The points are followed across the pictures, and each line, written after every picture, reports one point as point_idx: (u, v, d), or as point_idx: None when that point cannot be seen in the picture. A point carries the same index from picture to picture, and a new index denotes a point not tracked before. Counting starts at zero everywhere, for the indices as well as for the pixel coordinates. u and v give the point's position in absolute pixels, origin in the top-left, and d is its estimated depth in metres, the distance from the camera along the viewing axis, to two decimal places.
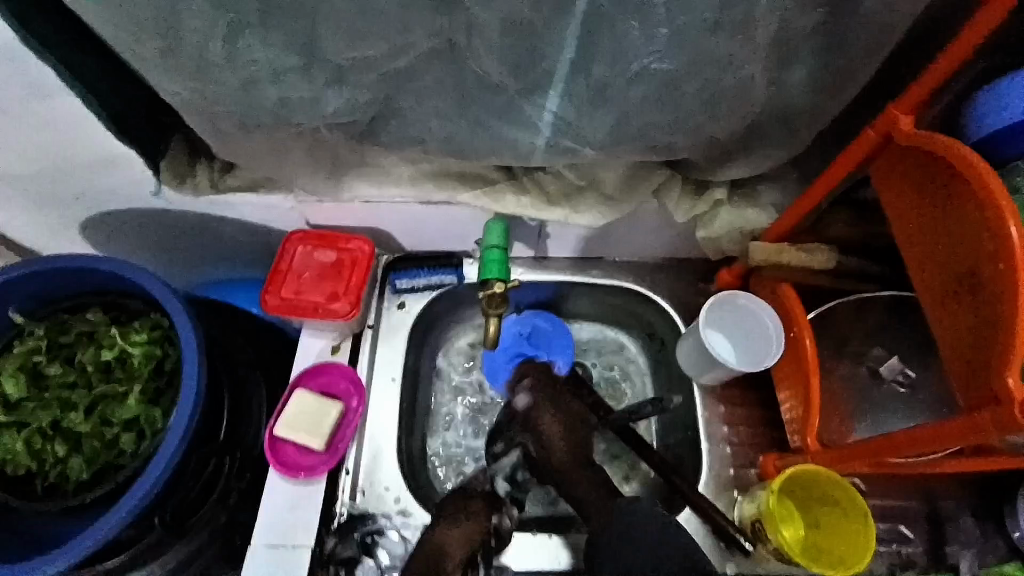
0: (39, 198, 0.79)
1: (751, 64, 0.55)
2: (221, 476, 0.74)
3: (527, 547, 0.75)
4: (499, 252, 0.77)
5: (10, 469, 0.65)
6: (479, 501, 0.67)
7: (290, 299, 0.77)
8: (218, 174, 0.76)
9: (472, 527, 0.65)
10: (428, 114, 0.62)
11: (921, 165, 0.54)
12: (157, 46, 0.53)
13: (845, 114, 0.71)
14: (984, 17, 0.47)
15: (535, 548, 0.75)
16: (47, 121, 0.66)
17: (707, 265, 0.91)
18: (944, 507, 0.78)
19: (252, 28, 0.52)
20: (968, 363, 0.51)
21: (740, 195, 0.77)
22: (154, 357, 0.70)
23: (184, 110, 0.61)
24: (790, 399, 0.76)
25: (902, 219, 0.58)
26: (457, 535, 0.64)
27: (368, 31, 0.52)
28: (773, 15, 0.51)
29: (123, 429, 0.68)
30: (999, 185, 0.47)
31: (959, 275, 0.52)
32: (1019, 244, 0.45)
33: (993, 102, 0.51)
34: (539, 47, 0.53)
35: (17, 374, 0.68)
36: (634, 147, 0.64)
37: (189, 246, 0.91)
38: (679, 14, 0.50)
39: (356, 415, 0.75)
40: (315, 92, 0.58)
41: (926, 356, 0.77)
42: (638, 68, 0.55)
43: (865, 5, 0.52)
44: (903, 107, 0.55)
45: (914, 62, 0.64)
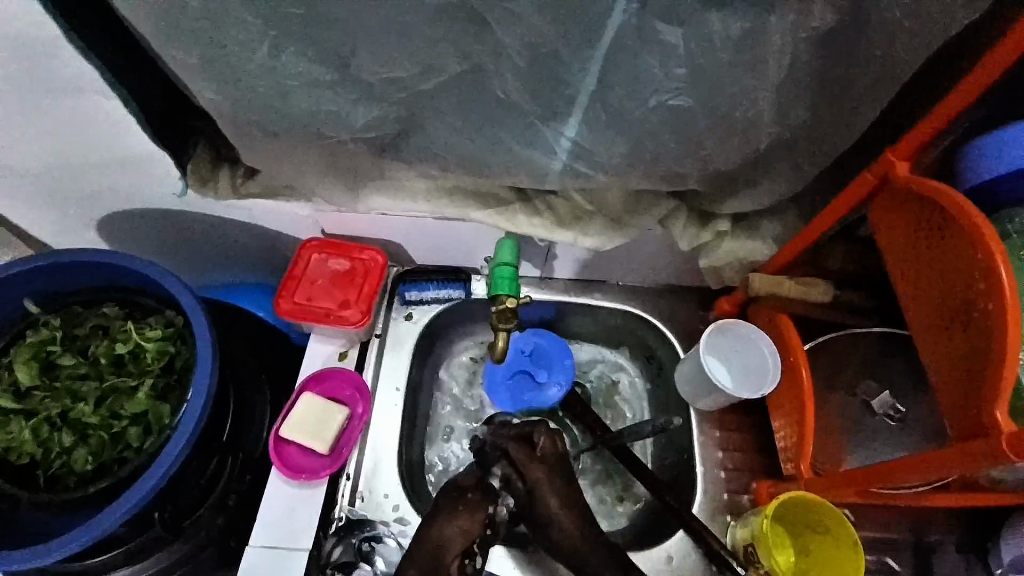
0: (57, 193, 0.80)
1: (761, 104, 0.59)
2: (222, 478, 0.75)
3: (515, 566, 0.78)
4: (510, 269, 0.79)
5: (14, 458, 0.66)
6: (473, 496, 0.67)
7: (302, 305, 0.79)
8: (241, 180, 0.77)
9: (466, 521, 0.65)
10: (453, 133, 0.65)
11: (916, 208, 0.58)
12: (203, 55, 0.56)
13: (845, 155, 0.75)
14: (980, 74, 0.51)
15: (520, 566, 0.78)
16: (80, 118, 0.67)
17: (708, 293, 0.94)
18: (930, 540, 0.80)
19: (296, 44, 0.55)
20: (959, 396, 0.53)
21: (743, 227, 0.80)
22: (167, 354, 0.70)
23: (220, 116, 0.63)
24: (784, 427, 0.78)
25: (898, 257, 0.61)
26: (456, 530, 0.65)
27: (404, 52, 0.56)
28: (783, 61, 0.55)
29: (130, 423, 0.68)
30: (990, 230, 0.50)
31: (950, 313, 0.55)
32: (1008, 285, 0.48)
33: (992, 150, 0.54)
34: (564, 77, 0.57)
35: (30, 363, 0.69)
36: (646, 175, 0.68)
37: (202, 249, 0.92)
38: (697, 54, 0.54)
39: (360, 421, 0.77)
40: (348, 106, 0.61)
41: (915, 390, 0.80)
42: (654, 104, 0.59)
43: (867, 56, 0.56)
44: (900, 152, 0.59)
45: (909, 111, 0.69)
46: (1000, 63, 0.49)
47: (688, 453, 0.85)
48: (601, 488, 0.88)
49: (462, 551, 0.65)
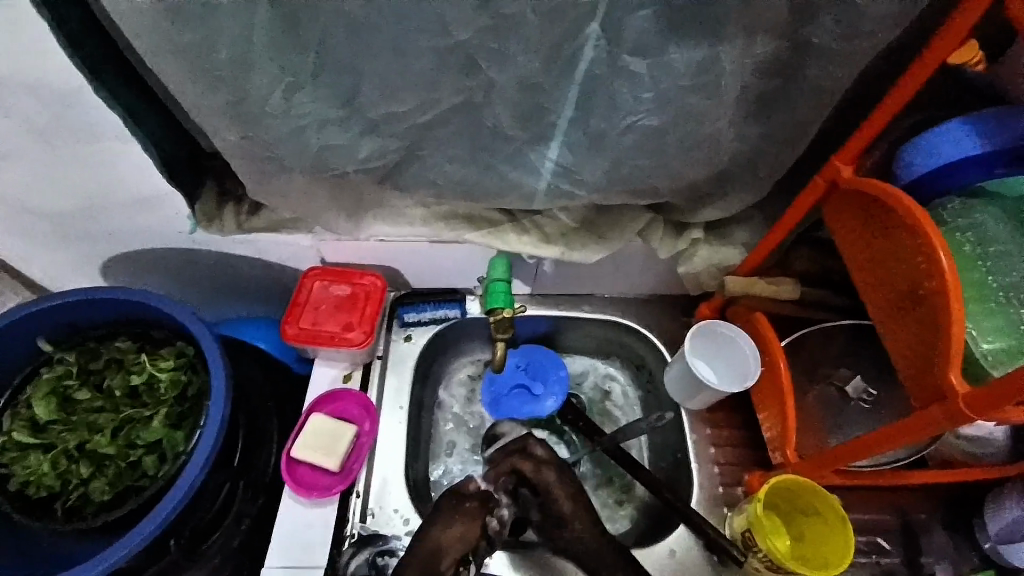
0: (68, 235, 0.84)
1: (722, 121, 0.66)
2: (235, 502, 0.76)
3: (512, 565, 0.81)
4: (504, 284, 0.86)
5: (31, 491, 0.69)
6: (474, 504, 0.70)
7: (308, 329, 0.83)
8: (245, 215, 0.82)
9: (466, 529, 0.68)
10: (446, 160, 0.71)
11: (863, 203, 0.65)
12: (222, 99, 0.62)
13: (800, 164, 0.83)
14: (901, 88, 0.59)
15: (519, 564, 0.81)
16: (96, 163, 0.72)
17: (688, 299, 1.00)
18: (917, 520, 0.83)
19: (305, 87, 0.61)
20: (919, 368, 0.59)
21: (716, 234, 0.87)
22: (180, 383, 0.74)
23: (231, 153, 0.69)
24: (768, 419, 0.82)
25: (853, 249, 0.67)
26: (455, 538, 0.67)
27: (403, 88, 0.62)
28: (736, 82, 0.63)
29: (146, 452, 0.72)
30: (925, 216, 0.56)
31: (901, 294, 0.61)
32: (946, 263, 0.54)
33: (921, 151, 0.62)
34: (545, 104, 0.64)
35: (49, 398, 0.73)
36: (624, 189, 0.74)
37: (205, 283, 0.96)
38: (662, 80, 0.61)
39: (368, 437, 0.81)
40: (351, 140, 0.67)
41: (885, 376, 0.86)
42: (628, 124, 0.65)
43: (810, 75, 0.65)
44: (844, 157, 0.67)
45: (851, 123, 0.77)
46: (922, 73, 0.57)
47: (683, 451, 0.89)
48: (604, 492, 0.91)
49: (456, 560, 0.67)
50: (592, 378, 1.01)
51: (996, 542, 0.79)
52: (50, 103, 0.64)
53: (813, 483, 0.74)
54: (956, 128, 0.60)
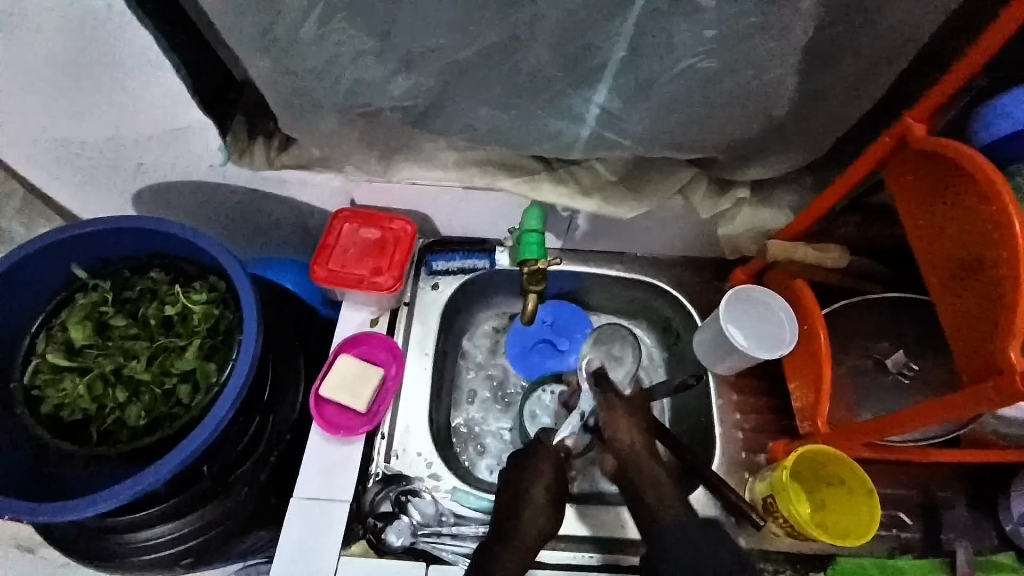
0: (99, 164, 0.83)
1: (786, 69, 0.61)
2: (264, 434, 0.78)
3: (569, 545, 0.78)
4: (537, 236, 0.83)
5: (66, 413, 0.71)
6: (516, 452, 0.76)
7: (336, 271, 0.82)
8: (275, 152, 0.80)
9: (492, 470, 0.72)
10: (484, 103, 0.68)
11: (932, 168, 0.60)
12: (255, 24, 0.59)
13: (860, 124, 0.77)
14: (999, 26, 0.53)
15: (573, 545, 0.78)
16: (124, 88, 0.70)
17: (723, 263, 0.97)
18: (942, 497, 0.82)
19: (341, 13, 0.58)
20: (974, 344, 0.56)
21: (760, 196, 0.83)
22: (211, 317, 0.75)
23: (262, 82, 0.66)
24: (799, 389, 0.80)
25: (914, 217, 0.64)
26: None
27: (447, 19, 0.58)
28: (806, 25, 0.57)
29: (180, 381, 0.73)
30: (1005, 183, 0.52)
31: (964, 265, 0.57)
32: (1021, 233, 0.51)
33: (999, 112, 0.58)
34: (595, 42, 0.59)
35: (84, 322, 0.74)
36: (671, 140, 0.70)
37: (234, 221, 0.95)
38: (725, 20, 0.56)
39: (394, 381, 0.81)
40: (387, 74, 0.64)
41: (927, 352, 0.83)
42: (682, 69, 0.61)
43: (891, 21, 0.59)
44: (916, 116, 0.62)
45: (921, 80, 0.72)
46: (1001, 33, 0.53)
47: (706, 415, 0.88)
48: None
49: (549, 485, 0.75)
50: (627, 348, 0.87)
51: (1018, 523, 0.78)
52: (81, 25, 0.61)
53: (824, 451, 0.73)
54: None
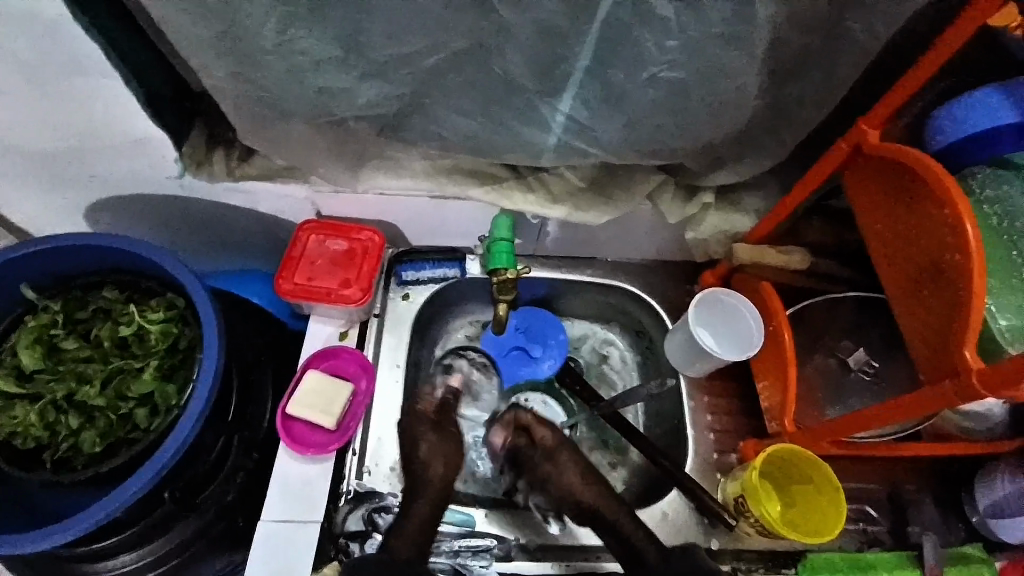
0: (48, 177, 0.80)
1: (748, 77, 0.62)
2: (229, 455, 0.76)
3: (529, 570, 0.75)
4: (508, 245, 0.83)
5: (19, 442, 0.68)
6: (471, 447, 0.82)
7: (304, 284, 0.80)
8: (236, 162, 0.78)
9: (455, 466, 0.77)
10: (452, 111, 0.67)
11: (888, 172, 0.62)
12: (211, 31, 0.57)
13: (820, 129, 0.79)
14: (954, 31, 0.54)
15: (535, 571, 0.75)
16: (73, 99, 0.67)
17: (692, 266, 0.98)
18: (906, 490, 0.84)
19: (302, 21, 0.57)
20: (932, 344, 0.58)
21: (727, 200, 0.85)
22: (171, 335, 0.72)
23: (222, 93, 0.64)
24: (768, 389, 0.82)
25: (873, 220, 0.65)
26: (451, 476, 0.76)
27: (410, 27, 0.57)
28: (766, 33, 0.58)
29: (137, 404, 0.70)
30: (955, 187, 0.54)
31: (920, 266, 0.59)
32: (972, 236, 0.53)
33: (954, 117, 0.59)
34: (562, 50, 0.59)
35: (34, 346, 0.71)
36: (639, 147, 0.71)
37: (194, 233, 0.92)
38: (689, 29, 0.57)
39: (365, 396, 0.79)
40: (351, 84, 0.63)
41: (888, 350, 0.85)
42: (648, 76, 0.61)
43: (848, 28, 0.61)
44: (871, 122, 0.64)
45: (878, 86, 0.74)
46: (958, 38, 0.54)
47: (680, 418, 0.89)
48: (596, 453, 0.92)
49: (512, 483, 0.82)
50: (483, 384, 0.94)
51: (986, 515, 0.80)
52: (26, 33, 0.59)
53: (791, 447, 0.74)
54: (990, 96, 0.58)
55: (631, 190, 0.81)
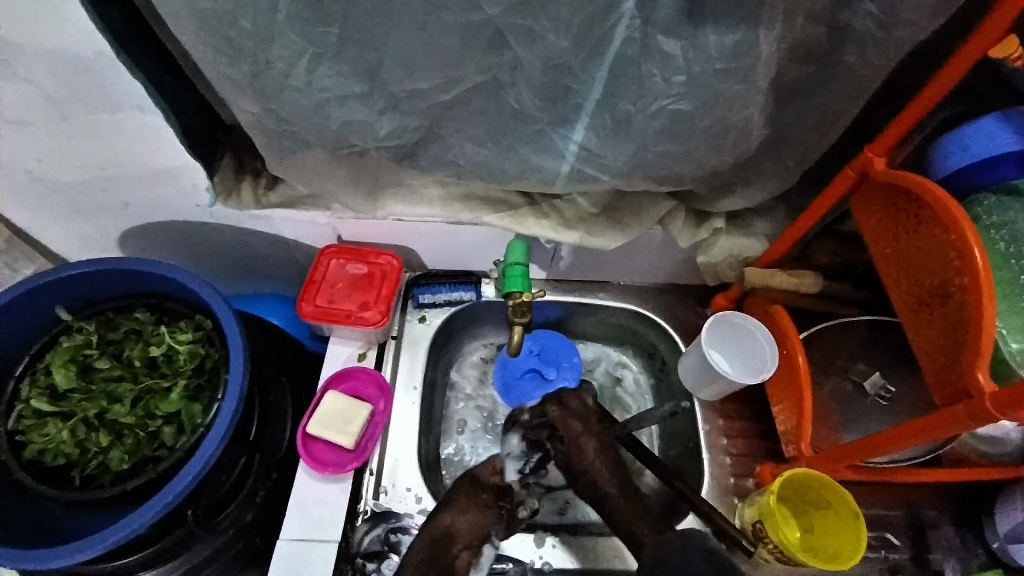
0: (84, 205, 0.84)
1: (753, 107, 0.65)
2: (249, 475, 0.77)
3: None
4: (522, 268, 0.85)
5: (50, 458, 0.70)
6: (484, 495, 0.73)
7: (324, 306, 0.83)
8: (263, 190, 0.82)
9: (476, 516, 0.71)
10: (468, 141, 0.70)
11: (896, 197, 0.63)
12: (245, 70, 0.61)
13: (828, 155, 0.81)
14: (957, 62, 0.56)
15: None
16: (113, 132, 0.71)
17: (704, 290, 0.99)
18: (927, 516, 0.83)
19: (329, 60, 0.60)
20: (944, 367, 0.58)
21: (736, 225, 0.86)
22: (197, 356, 0.75)
23: (252, 125, 0.68)
24: (784, 412, 0.82)
25: (882, 245, 0.66)
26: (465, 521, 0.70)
27: (430, 64, 0.61)
28: (768, 67, 0.61)
29: (164, 423, 0.72)
30: (963, 213, 0.55)
31: (930, 290, 0.60)
32: (981, 260, 0.53)
33: (956, 143, 0.61)
34: (573, 84, 0.62)
35: (67, 366, 0.73)
36: (648, 175, 0.73)
37: (220, 258, 0.96)
38: (694, 63, 0.59)
39: (383, 416, 0.81)
40: (373, 117, 0.66)
41: (903, 372, 0.85)
42: (656, 107, 0.64)
43: (847, 61, 0.64)
44: (877, 149, 0.65)
45: (882, 114, 0.76)
46: (960, 69, 0.56)
47: (694, 440, 0.89)
48: None
49: (466, 544, 0.69)
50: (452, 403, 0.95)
51: (1005, 541, 0.79)
52: (75, 72, 0.64)
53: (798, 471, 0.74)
54: (993, 123, 0.59)
55: (643, 215, 0.83)
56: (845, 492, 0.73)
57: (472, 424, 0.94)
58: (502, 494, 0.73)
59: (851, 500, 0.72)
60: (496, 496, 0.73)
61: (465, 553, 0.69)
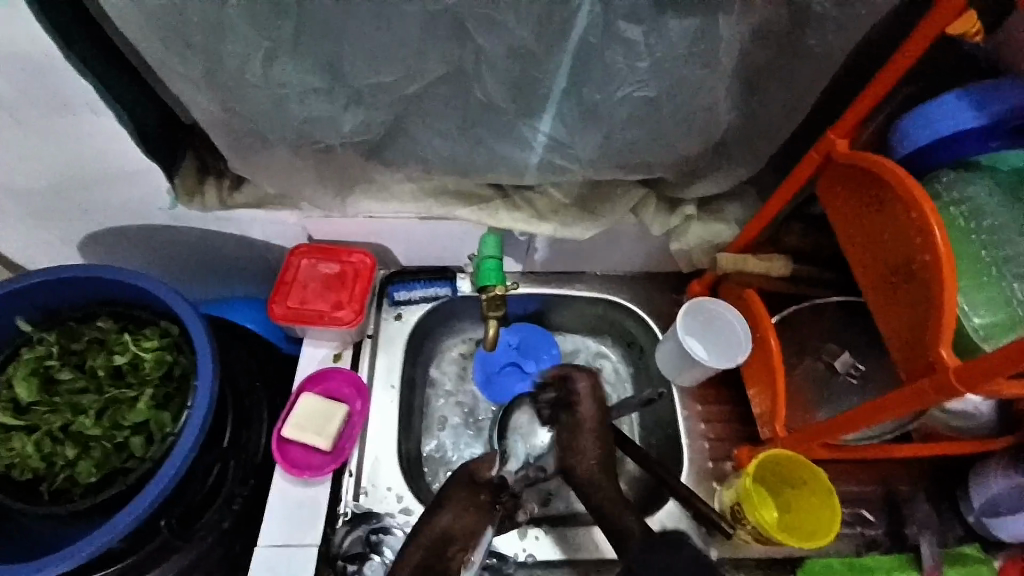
0: (41, 211, 0.81)
1: (718, 92, 0.65)
2: (225, 481, 0.76)
3: None
4: (495, 261, 0.84)
5: (16, 473, 0.68)
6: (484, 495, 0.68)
7: (296, 308, 0.81)
8: (227, 191, 0.80)
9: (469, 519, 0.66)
10: (435, 133, 0.69)
11: (859, 178, 0.64)
12: (201, 66, 0.59)
13: (795, 139, 0.82)
14: (915, 42, 0.57)
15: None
16: (66, 134, 0.69)
17: (679, 277, 1.00)
18: (901, 491, 0.85)
19: (287, 53, 0.59)
20: (909, 343, 0.59)
21: (708, 211, 0.87)
22: (165, 362, 0.73)
23: (210, 123, 0.66)
24: (758, 395, 0.83)
25: (847, 226, 0.67)
26: (458, 522, 0.66)
27: (390, 56, 0.60)
28: (732, 51, 0.61)
29: (133, 433, 0.71)
30: (923, 191, 0.56)
31: (894, 269, 0.61)
32: (941, 238, 0.54)
33: (917, 123, 0.61)
34: (538, 73, 0.62)
35: (30, 378, 0.71)
36: (617, 163, 0.73)
37: (187, 262, 0.94)
38: (658, 49, 0.59)
39: (360, 416, 0.80)
40: (336, 111, 0.65)
41: (874, 351, 0.86)
42: (622, 94, 0.64)
43: (808, 44, 0.64)
44: (840, 131, 0.66)
45: (846, 97, 0.77)
46: (918, 47, 0.57)
47: (674, 427, 0.89)
48: None
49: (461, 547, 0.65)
50: (433, 398, 0.95)
51: (981, 514, 0.80)
52: (20, 72, 0.61)
53: (778, 454, 0.76)
54: (953, 101, 0.60)
55: (615, 204, 0.83)
56: (821, 471, 0.74)
57: (455, 419, 0.94)
58: (498, 492, 0.69)
59: (826, 481, 0.74)
60: (493, 496, 0.69)
61: (460, 555, 0.65)
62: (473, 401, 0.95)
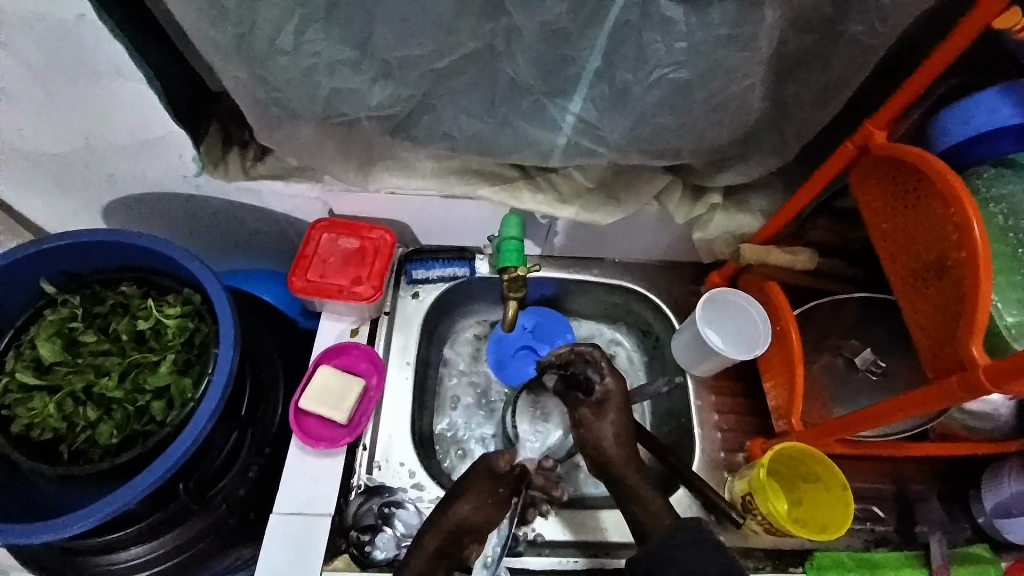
0: (66, 176, 0.81)
1: (753, 79, 0.63)
2: (242, 450, 0.77)
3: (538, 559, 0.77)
4: (516, 243, 0.85)
5: (36, 433, 0.69)
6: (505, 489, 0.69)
7: (315, 282, 0.81)
8: (250, 162, 0.79)
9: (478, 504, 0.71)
10: (463, 111, 0.68)
11: (896, 171, 0.63)
12: (231, 33, 0.59)
13: (827, 130, 0.80)
14: (959, 36, 0.55)
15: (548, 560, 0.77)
16: (93, 99, 0.69)
17: (699, 267, 0.99)
18: (913, 489, 0.84)
19: (318, 23, 0.58)
20: (938, 341, 0.59)
21: (733, 202, 0.86)
22: (186, 330, 0.73)
23: (239, 92, 0.66)
24: (775, 389, 0.82)
25: (880, 220, 0.66)
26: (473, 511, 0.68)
27: (422, 29, 0.59)
28: (771, 36, 0.60)
29: (153, 397, 0.71)
30: (963, 187, 0.55)
31: (927, 265, 0.60)
32: (980, 235, 0.53)
33: (957, 118, 0.60)
34: (572, 53, 0.61)
35: (53, 339, 0.72)
36: (646, 149, 0.72)
37: (207, 232, 0.94)
38: (696, 31, 0.58)
39: (376, 392, 0.80)
40: (365, 84, 0.64)
41: (895, 349, 0.85)
42: (656, 77, 0.62)
43: (850, 31, 0.62)
44: (878, 122, 0.64)
45: (884, 88, 0.75)
46: (961, 42, 0.55)
47: (687, 416, 0.89)
48: None
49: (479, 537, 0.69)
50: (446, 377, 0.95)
51: (992, 515, 0.80)
52: (50, 34, 0.61)
53: (792, 447, 0.75)
54: (994, 97, 0.58)
55: (639, 190, 0.82)
56: (832, 462, 0.74)
57: (467, 398, 0.94)
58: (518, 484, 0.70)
59: (837, 471, 0.74)
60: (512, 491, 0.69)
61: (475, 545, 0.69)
62: (485, 381, 0.95)
